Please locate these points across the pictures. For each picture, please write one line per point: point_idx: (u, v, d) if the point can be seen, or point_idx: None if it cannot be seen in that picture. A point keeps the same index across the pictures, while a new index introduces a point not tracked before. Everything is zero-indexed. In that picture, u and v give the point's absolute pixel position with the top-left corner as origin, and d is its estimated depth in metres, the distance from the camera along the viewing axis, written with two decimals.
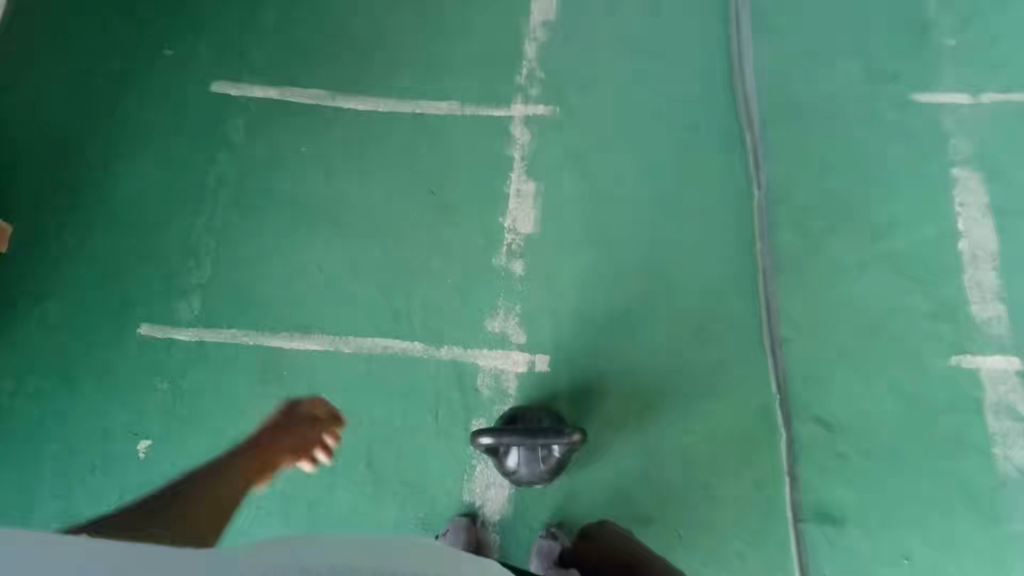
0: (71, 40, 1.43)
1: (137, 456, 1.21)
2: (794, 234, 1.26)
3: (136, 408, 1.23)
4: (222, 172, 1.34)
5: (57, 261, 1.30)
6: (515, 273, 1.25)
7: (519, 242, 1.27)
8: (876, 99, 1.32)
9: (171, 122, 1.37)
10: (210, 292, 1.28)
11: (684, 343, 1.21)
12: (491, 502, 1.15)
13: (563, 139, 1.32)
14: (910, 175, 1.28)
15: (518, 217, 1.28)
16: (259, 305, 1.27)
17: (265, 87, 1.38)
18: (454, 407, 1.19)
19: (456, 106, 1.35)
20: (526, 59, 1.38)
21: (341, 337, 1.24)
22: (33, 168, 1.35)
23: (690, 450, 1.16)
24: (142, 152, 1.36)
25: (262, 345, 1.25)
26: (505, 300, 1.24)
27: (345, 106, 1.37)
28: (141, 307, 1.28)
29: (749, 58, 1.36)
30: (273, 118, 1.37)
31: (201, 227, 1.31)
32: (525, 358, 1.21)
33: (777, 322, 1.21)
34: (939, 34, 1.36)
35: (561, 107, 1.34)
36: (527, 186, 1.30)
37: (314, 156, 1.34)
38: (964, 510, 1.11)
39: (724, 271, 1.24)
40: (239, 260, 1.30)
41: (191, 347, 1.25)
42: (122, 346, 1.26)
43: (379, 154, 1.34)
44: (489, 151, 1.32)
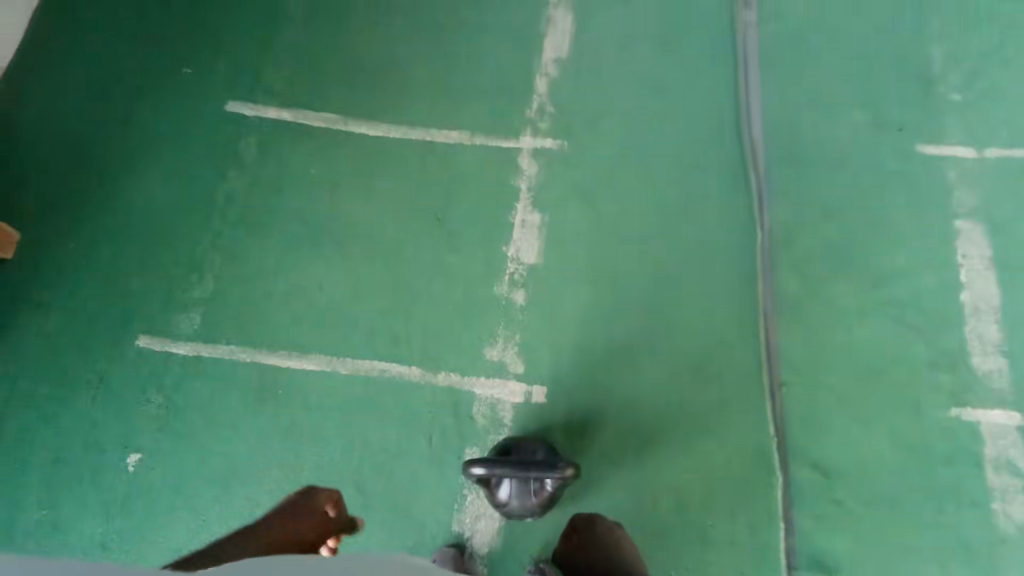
0: (93, 53, 1.46)
1: (126, 469, 1.19)
2: (796, 277, 1.26)
3: (129, 419, 1.22)
4: (231, 188, 1.36)
5: (61, 268, 1.30)
6: (516, 302, 1.25)
7: (522, 272, 1.27)
8: (881, 149, 1.34)
9: (186, 137, 1.39)
10: (211, 306, 1.28)
11: (683, 381, 1.20)
12: (480, 533, 1.12)
13: (570, 172, 1.34)
14: (913, 225, 1.29)
15: (522, 247, 1.29)
16: (260, 321, 1.27)
17: (279, 109, 1.41)
18: (448, 435, 1.18)
19: (466, 135, 1.37)
20: (537, 93, 1.40)
21: (339, 358, 1.24)
22: (46, 175, 1.36)
23: (685, 491, 1.14)
24: (153, 166, 1.37)
25: (259, 362, 1.25)
26: (505, 328, 1.24)
27: (357, 130, 1.39)
28: (142, 318, 1.28)
29: (756, 103, 1.38)
30: (286, 138, 1.39)
31: (207, 242, 1.32)
32: (522, 388, 1.20)
33: (776, 364, 1.21)
34: (944, 89, 1.38)
35: (569, 141, 1.36)
36: (533, 217, 1.31)
37: (323, 177, 1.36)
38: (962, 566, 1.09)
39: (725, 311, 1.24)
40: (243, 276, 1.30)
41: (188, 360, 1.25)
42: (119, 356, 1.25)
43: (387, 178, 1.35)
44: (496, 181, 1.34)
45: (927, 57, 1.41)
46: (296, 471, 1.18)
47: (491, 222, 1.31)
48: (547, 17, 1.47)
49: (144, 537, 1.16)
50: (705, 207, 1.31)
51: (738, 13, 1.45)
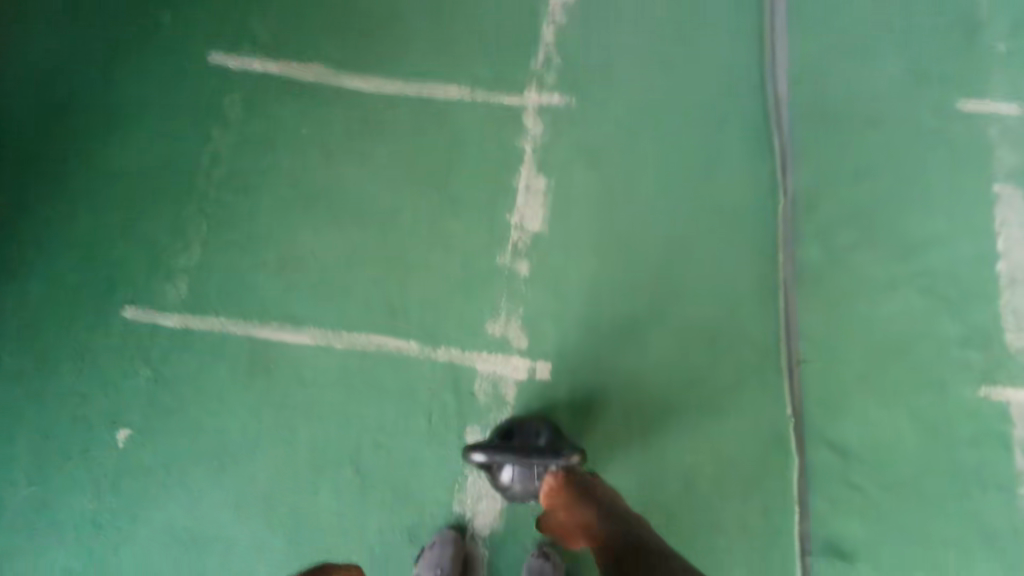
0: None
1: (115, 446, 1.15)
2: (820, 247, 1.18)
3: (118, 395, 1.17)
4: (217, 149, 1.27)
5: (41, 236, 1.23)
6: (519, 273, 1.18)
7: (526, 241, 1.20)
8: (916, 105, 1.23)
9: (167, 93, 1.30)
10: (199, 276, 1.22)
11: (696, 357, 1.14)
12: (482, 515, 1.06)
13: (579, 131, 1.24)
14: (948, 189, 1.19)
15: (527, 214, 1.21)
16: (250, 292, 1.21)
17: (265, 62, 1.31)
18: (448, 412, 1.13)
19: (467, 91, 1.27)
20: (543, 43, 1.29)
21: (334, 332, 1.18)
22: (20, 134, 1.28)
23: (695, 472, 1.09)
24: (135, 124, 1.28)
25: (249, 335, 1.19)
26: (507, 301, 1.17)
27: (350, 85, 1.29)
28: (127, 288, 1.21)
29: (782, 54, 1.27)
30: (272, 94, 1.29)
31: (193, 207, 1.25)
32: (526, 364, 1.14)
33: (795, 340, 1.14)
34: (989, 37, 1.26)
35: (577, 97, 1.26)
36: (537, 181, 1.22)
37: (313, 137, 1.27)
38: (983, 552, 1.05)
39: (743, 283, 1.17)
40: (231, 243, 1.23)
41: (176, 333, 1.20)
42: (104, 328, 1.20)
43: (382, 139, 1.26)
44: (498, 141, 1.24)
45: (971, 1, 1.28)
46: (290, 448, 1.14)
47: (494, 186, 1.22)
48: None
49: (136, 515, 1.13)
50: (723, 170, 1.22)
51: None
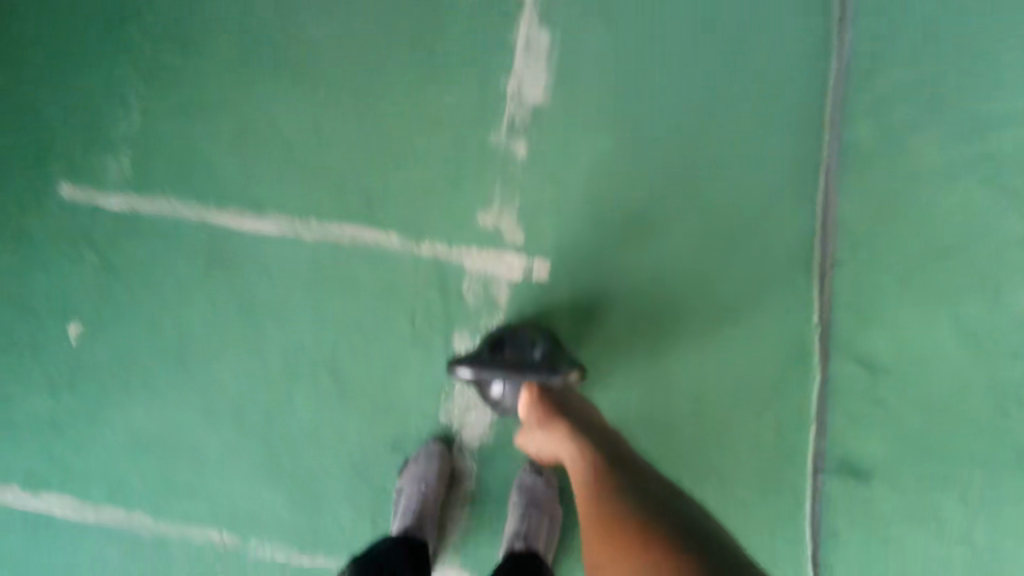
0: None
1: (68, 341, 1.03)
2: (873, 126, 0.99)
3: (64, 286, 1.04)
4: None
5: None
6: (515, 156, 1.00)
7: (523, 115, 1.00)
8: None
9: None
10: (141, 150, 1.03)
11: (716, 257, 1.00)
12: (471, 427, 0.96)
13: None
14: None
15: (525, 81, 1.00)
16: (201, 169, 1.03)
17: None
18: (434, 315, 1.00)
19: None
20: None
21: (301, 220, 1.02)
22: None
23: (706, 385, 0.99)
24: None
25: (205, 222, 1.03)
26: (501, 189, 1.01)
27: None
28: (61, 162, 1.04)
29: None
30: None
31: (127, 62, 1.03)
32: (521, 263, 1.01)
33: (832, 239, 0.99)
34: None
35: None
36: (540, 39, 1.00)
37: None
38: (1009, 472, 0.97)
39: (778, 169, 0.99)
40: (173, 108, 1.03)
41: (123, 217, 1.04)
42: (41, 209, 1.04)
43: None
44: None
45: None
46: (257, 349, 1.01)
47: (486, 42, 1.00)
48: None
49: (95, 415, 1.01)
50: (767, 26, 0.99)
51: None
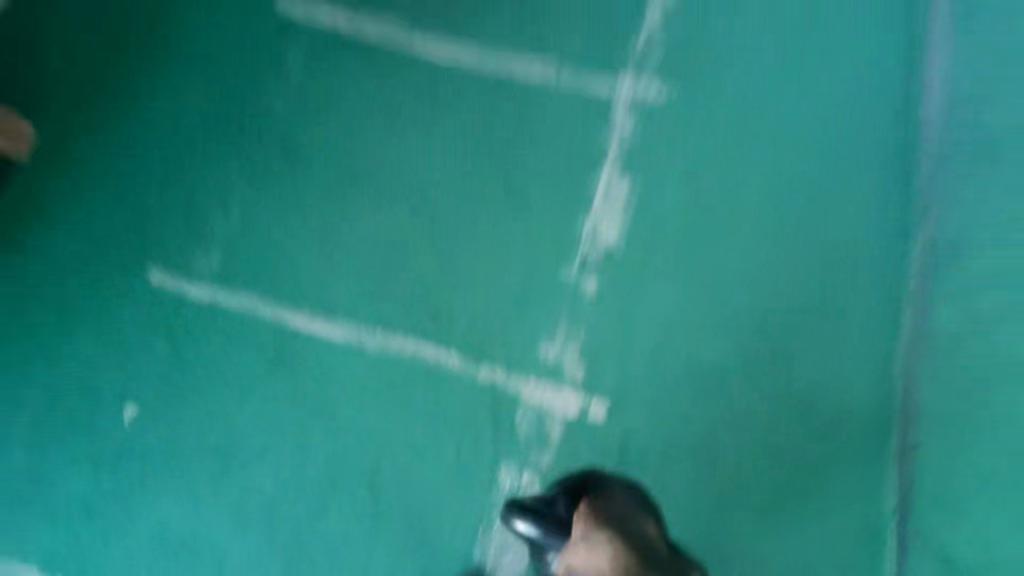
0: None
1: (120, 426, 1.04)
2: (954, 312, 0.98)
3: (133, 370, 1.06)
4: (268, 107, 1.14)
5: (72, 177, 1.12)
6: (586, 293, 1.01)
7: (597, 255, 1.02)
8: None
9: (216, 32, 1.15)
10: (231, 249, 1.10)
11: (777, 419, 0.97)
12: (505, 567, 0.98)
13: (678, 136, 1.05)
14: None
15: (602, 224, 1.03)
16: (283, 272, 1.09)
17: (328, 7, 1.15)
18: (482, 445, 0.99)
19: (554, 65, 1.08)
20: (647, 17, 1.08)
21: (366, 330, 1.05)
22: (53, 55, 1.15)
23: (760, 562, 0.95)
24: (182, 61, 1.15)
25: (280, 323, 1.07)
26: (567, 324, 1.01)
27: (422, 45, 1.12)
28: (158, 250, 1.11)
29: (944, 63, 1.03)
30: (335, 50, 1.14)
31: (236, 168, 1.13)
32: (578, 401, 0.99)
33: (914, 425, 0.97)
34: None
35: (683, 91, 1.06)
36: (620, 187, 1.04)
37: (373, 106, 1.12)
38: None
39: (854, 340, 0.99)
40: (275, 213, 1.11)
41: (203, 309, 1.09)
42: (129, 292, 1.09)
43: (451, 116, 1.09)
44: (583, 137, 1.06)
45: None
46: (302, 459, 1.02)
47: (565, 186, 1.05)
48: None
49: (137, 504, 1.03)
50: (846, 202, 1.02)
51: None
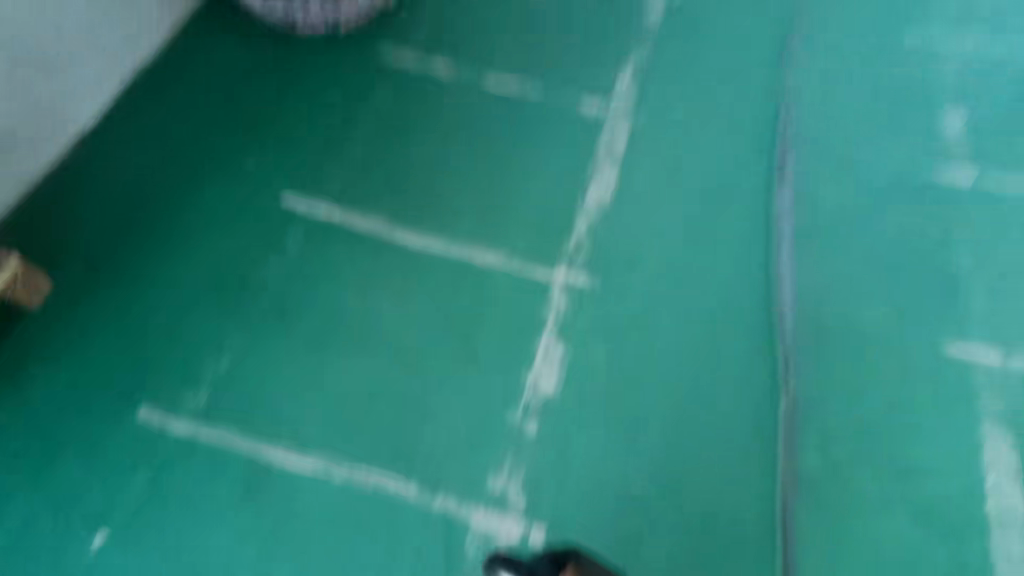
0: (172, 132, 1.57)
1: (88, 550, 1.12)
2: (819, 454, 1.21)
3: (111, 497, 1.16)
4: (269, 276, 1.38)
5: (86, 327, 1.31)
6: (529, 434, 1.22)
7: (539, 403, 1.24)
8: (905, 339, 1.34)
9: (235, 220, 1.45)
10: (217, 390, 1.25)
11: (685, 546, 1.14)
12: None
13: (599, 313, 1.34)
14: (938, 420, 1.25)
15: (543, 377, 1.27)
16: (263, 414, 1.23)
17: (330, 208, 1.48)
18: (434, 568, 1.11)
19: (504, 258, 1.42)
20: (576, 231, 1.46)
21: (335, 463, 1.19)
22: (96, 234, 1.42)
23: None
24: (200, 240, 1.42)
25: (255, 455, 1.19)
26: (512, 459, 1.19)
27: (400, 238, 1.45)
28: (150, 389, 1.25)
29: (786, 271, 1.41)
30: (331, 237, 1.44)
31: (233, 323, 1.32)
32: (521, 528, 1.14)
33: (794, 551, 1.14)
34: (969, 296, 1.40)
35: (602, 282, 1.38)
36: (557, 349, 1.30)
37: (358, 279, 1.38)
38: None
39: (747, 481, 1.19)
40: (259, 362, 1.28)
41: (184, 441, 1.20)
42: (117, 424, 1.22)
43: (422, 290, 1.37)
44: (527, 311, 1.35)
45: (952, 263, 1.44)
46: None
47: (513, 347, 1.30)
48: (597, 166, 1.56)
49: None
50: (729, 368, 1.29)
51: (774, 184, 1.54)
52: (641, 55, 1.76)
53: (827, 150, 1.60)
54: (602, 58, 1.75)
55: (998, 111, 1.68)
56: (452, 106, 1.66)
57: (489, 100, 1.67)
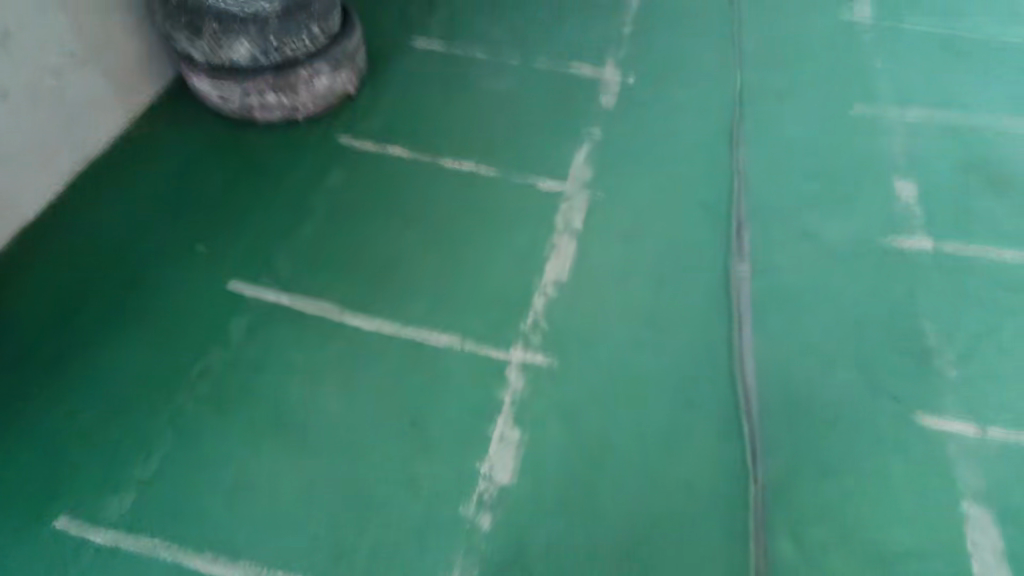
0: (119, 222, 1.54)
1: None
2: (793, 540, 1.11)
3: None
4: (206, 366, 1.31)
5: (7, 429, 1.23)
6: (482, 526, 1.13)
7: (493, 493, 1.16)
8: (878, 409, 1.26)
9: (175, 308, 1.40)
10: (145, 493, 1.16)
11: None
12: None
13: (556, 393, 1.28)
14: (918, 496, 1.16)
15: (497, 464, 1.19)
16: (193, 516, 1.14)
17: (278, 292, 1.44)
18: None
19: (457, 339, 1.37)
20: (533, 308, 1.42)
21: (267, 571, 1.08)
22: (27, 327, 1.36)
23: None
24: (137, 331, 1.36)
25: (179, 565, 1.09)
26: (464, 557, 1.10)
27: (350, 320, 1.40)
28: (71, 495, 1.16)
29: (749, 345, 1.36)
30: (277, 322, 1.39)
31: (164, 417, 1.25)
32: None
33: None
34: (938, 362, 1.34)
35: (558, 360, 1.33)
36: (513, 433, 1.23)
37: (302, 365, 1.32)
38: None
39: (718, 575, 1.09)
40: (191, 456, 1.20)
41: (102, 552, 1.10)
42: (31, 536, 1.12)
43: (371, 374, 1.31)
44: (481, 393, 1.28)
45: (917, 329, 1.39)
46: None
47: (465, 432, 1.23)
48: (554, 244, 1.55)
49: None
50: (693, 448, 1.22)
51: (732, 258, 1.52)
52: (594, 139, 1.80)
53: (782, 223, 1.60)
54: (557, 142, 1.80)
55: (948, 180, 1.70)
56: (407, 189, 1.66)
57: (445, 183, 1.68)
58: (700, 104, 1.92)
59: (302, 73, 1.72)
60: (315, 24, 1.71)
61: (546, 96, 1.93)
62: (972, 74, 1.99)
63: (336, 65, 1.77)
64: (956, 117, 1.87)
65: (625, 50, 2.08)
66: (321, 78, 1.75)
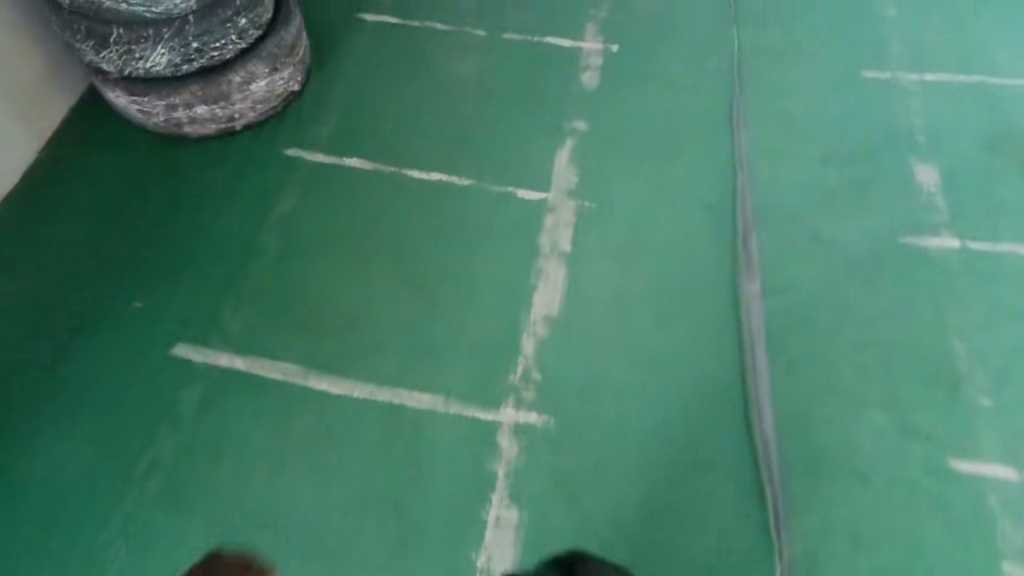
0: (42, 279, 1.34)
1: None
2: None
3: None
4: (158, 456, 1.16)
5: None
6: None
7: None
8: (908, 456, 1.15)
9: (116, 385, 1.23)
10: None
11: None
12: None
13: (554, 461, 1.15)
14: (954, 558, 1.07)
15: (494, 554, 1.08)
16: None
17: (232, 355, 1.26)
18: None
19: (440, 400, 1.21)
20: (522, 354, 1.27)
21: None
22: None
23: None
24: (76, 418, 1.20)
25: None
26: None
27: (316, 384, 1.23)
28: None
29: (765, 384, 1.22)
30: (232, 393, 1.22)
31: (115, 523, 1.11)
32: None
33: None
34: (973, 392, 1.21)
35: (554, 419, 1.19)
36: (510, 514, 1.11)
37: (267, 446, 1.17)
38: None
39: None
40: (151, 570, 1.07)
41: None
42: None
43: (345, 453, 1.16)
44: (471, 468, 1.15)
45: (949, 351, 1.25)
46: None
47: (457, 519, 1.11)
48: (541, 271, 1.37)
49: None
50: (709, 517, 1.11)
51: (741, 274, 1.36)
52: (578, 131, 1.59)
53: (793, 226, 1.43)
54: (536, 137, 1.58)
55: (975, 159, 1.52)
56: (369, 211, 1.46)
57: (412, 200, 1.47)
58: (695, 78, 1.69)
59: (234, 79, 1.46)
60: (243, 15, 1.41)
61: (519, 77, 1.68)
62: (995, 22, 1.77)
63: (274, 64, 1.50)
64: (981, 76, 1.66)
65: (606, 13, 1.82)
66: (257, 82, 1.50)
